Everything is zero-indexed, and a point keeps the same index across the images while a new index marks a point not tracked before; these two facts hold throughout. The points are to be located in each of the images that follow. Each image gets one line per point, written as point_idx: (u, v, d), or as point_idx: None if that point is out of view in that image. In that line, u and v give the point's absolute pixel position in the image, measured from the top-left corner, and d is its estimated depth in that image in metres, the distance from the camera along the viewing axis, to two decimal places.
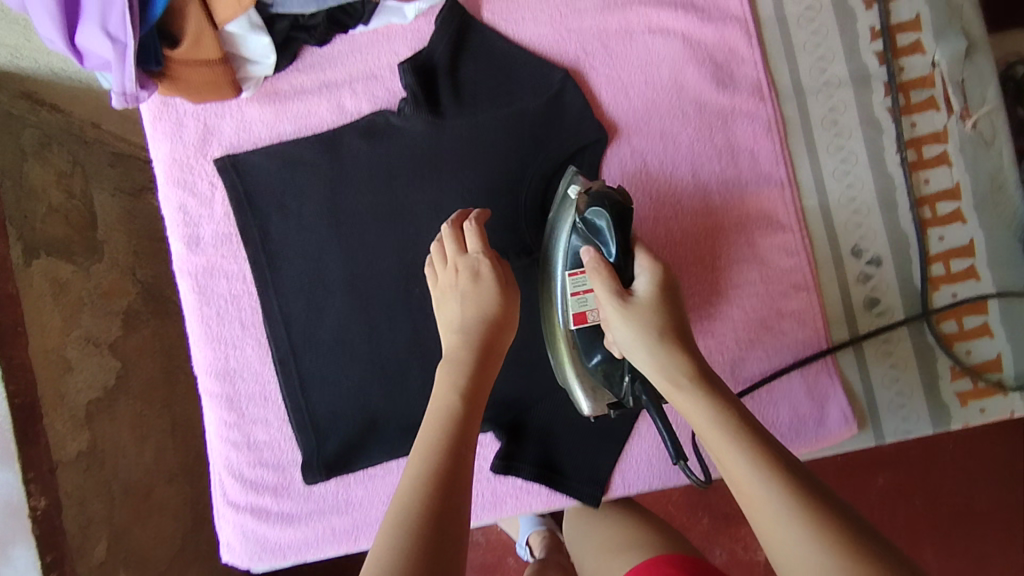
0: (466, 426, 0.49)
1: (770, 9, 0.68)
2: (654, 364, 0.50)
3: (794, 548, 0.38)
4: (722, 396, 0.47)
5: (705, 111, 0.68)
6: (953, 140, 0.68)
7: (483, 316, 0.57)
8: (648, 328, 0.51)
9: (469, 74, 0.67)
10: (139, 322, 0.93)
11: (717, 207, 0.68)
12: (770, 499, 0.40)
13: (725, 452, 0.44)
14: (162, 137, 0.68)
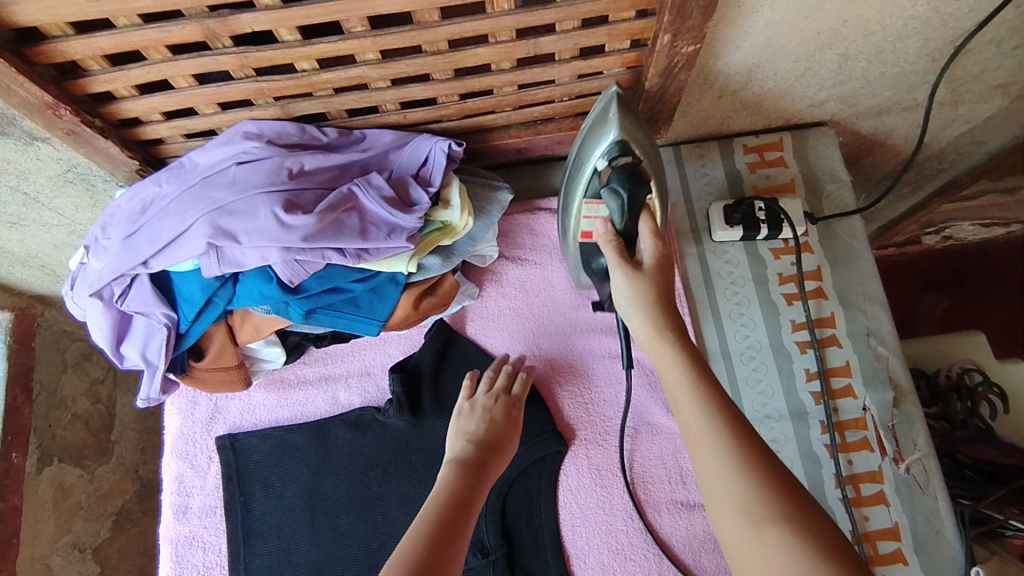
0: (462, 503, 0.58)
1: (715, 345, 0.78)
2: (643, 318, 0.55)
3: (726, 482, 0.44)
4: (693, 352, 0.52)
5: (658, 432, 0.74)
6: (888, 481, 0.71)
7: (484, 437, 0.68)
8: (646, 291, 0.57)
9: (448, 381, 0.77)
10: (129, 521, 1.24)
11: (665, 525, 0.71)
12: (726, 473, 0.44)
13: (696, 429, 0.47)
14: (176, 412, 0.77)
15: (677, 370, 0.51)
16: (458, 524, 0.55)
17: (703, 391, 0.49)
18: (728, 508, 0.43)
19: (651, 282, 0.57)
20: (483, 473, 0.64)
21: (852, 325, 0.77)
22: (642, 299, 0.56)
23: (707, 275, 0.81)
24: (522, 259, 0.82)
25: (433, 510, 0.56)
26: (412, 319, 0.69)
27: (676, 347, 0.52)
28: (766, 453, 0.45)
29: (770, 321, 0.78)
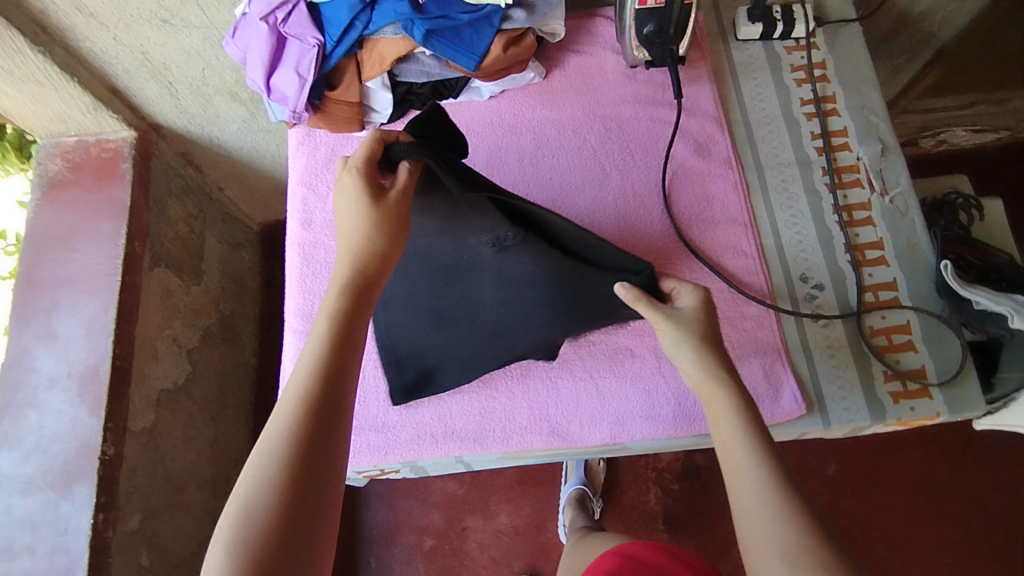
0: (341, 349, 0.58)
1: (739, 114, 0.96)
2: (696, 370, 0.66)
3: (759, 516, 0.55)
4: (749, 414, 0.62)
5: (691, 172, 0.92)
6: (875, 209, 0.89)
7: (362, 238, 0.64)
8: (691, 332, 0.67)
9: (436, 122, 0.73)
10: (213, 342, 1.53)
11: (694, 237, 0.89)
12: (757, 509, 0.56)
13: (741, 471, 0.59)
14: (301, 154, 0.96)
15: (731, 430, 0.61)
16: (335, 387, 0.57)
17: (755, 450, 0.59)
18: (759, 537, 0.55)
19: (701, 332, 0.67)
20: (369, 296, 0.63)
21: (850, 102, 0.95)
22: (696, 346, 0.66)
23: (732, 65, 0.98)
24: (581, 51, 0.99)
25: (309, 375, 0.56)
26: (501, 62, 0.88)
27: (742, 418, 0.62)
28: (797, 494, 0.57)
29: (783, 98, 0.96)
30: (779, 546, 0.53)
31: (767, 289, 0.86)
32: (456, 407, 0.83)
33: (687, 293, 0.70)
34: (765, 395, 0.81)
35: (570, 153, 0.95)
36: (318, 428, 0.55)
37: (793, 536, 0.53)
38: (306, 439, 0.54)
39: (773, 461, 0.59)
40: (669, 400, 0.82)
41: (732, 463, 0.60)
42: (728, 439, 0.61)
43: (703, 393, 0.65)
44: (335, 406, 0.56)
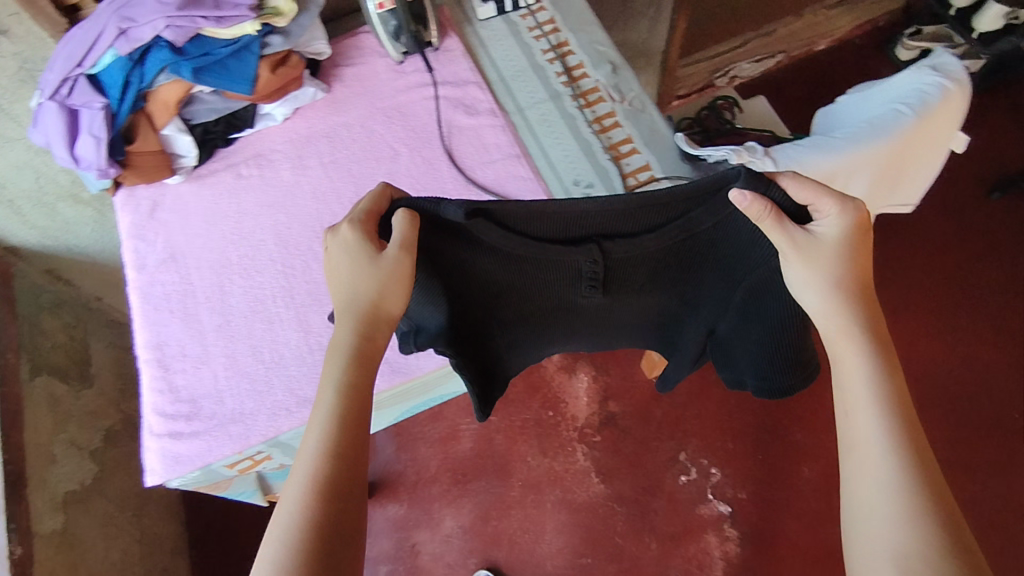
0: (356, 419, 0.72)
1: (494, 75, 1.12)
2: (825, 305, 0.76)
3: (888, 475, 0.69)
4: (891, 388, 0.74)
5: (462, 129, 1.07)
6: (619, 113, 1.05)
7: (378, 304, 0.75)
8: (830, 276, 0.76)
9: (493, 215, 0.72)
10: (119, 441, 1.54)
11: (478, 177, 1.02)
12: (891, 472, 0.70)
13: (871, 440, 0.72)
14: (125, 211, 1.06)
15: (873, 406, 0.73)
16: (351, 449, 0.70)
17: (886, 425, 0.72)
18: (886, 497, 0.69)
19: (839, 266, 0.76)
20: (369, 364, 0.75)
21: (580, 41, 1.13)
22: (824, 292, 0.76)
23: (480, 41, 1.16)
24: (354, 63, 1.15)
25: (328, 446, 0.70)
26: (274, 84, 1.03)
27: (884, 403, 0.73)
28: (928, 469, 0.70)
29: (527, 53, 1.13)
30: (891, 494, 0.69)
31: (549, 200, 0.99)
32: (302, 379, 0.91)
33: (832, 216, 0.76)
34: None
35: (361, 144, 1.08)
36: (343, 485, 0.69)
37: (908, 487, 0.68)
38: (326, 515, 0.67)
39: (898, 414, 0.73)
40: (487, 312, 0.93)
41: (855, 407, 0.74)
42: (857, 383, 0.75)
43: (836, 332, 0.77)
44: (343, 484, 0.69)
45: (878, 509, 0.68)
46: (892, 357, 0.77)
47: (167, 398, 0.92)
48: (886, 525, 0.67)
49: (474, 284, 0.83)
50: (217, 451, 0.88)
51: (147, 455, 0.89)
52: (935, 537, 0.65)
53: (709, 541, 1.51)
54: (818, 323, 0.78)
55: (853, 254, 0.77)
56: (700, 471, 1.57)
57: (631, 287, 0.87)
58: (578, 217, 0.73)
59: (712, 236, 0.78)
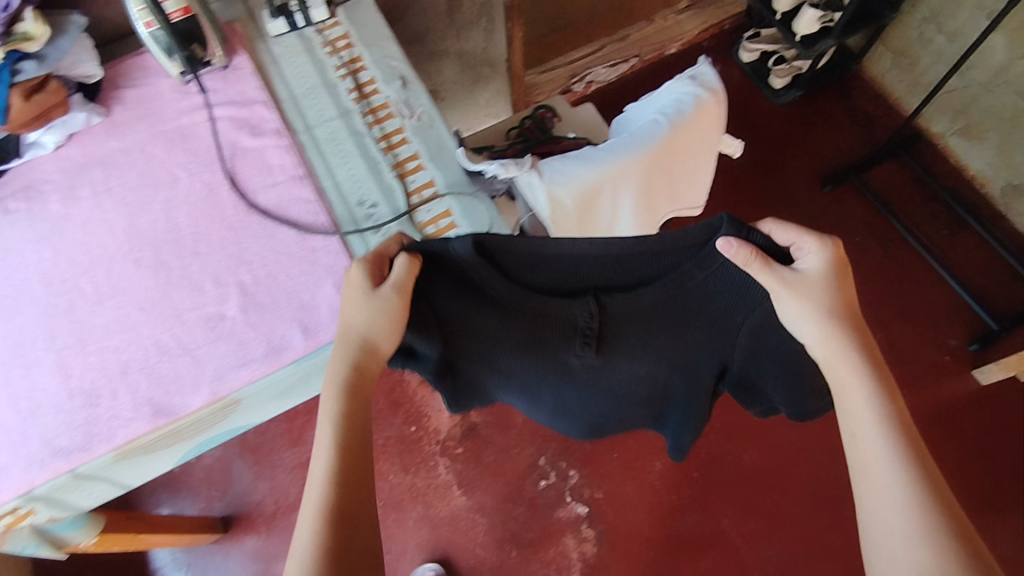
0: (351, 459, 0.77)
1: (284, 93, 1.09)
2: (824, 339, 0.78)
3: (891, 493, 0.71)
4: (899, 409, 0.76)
5: (246, 150, 1.03)
6: (407, 130, 1.04)
7: (377, 344, 0.80)
8: (827, 308, 0.79)
9: (497, 262, 0.79)
10: None
11: (259, 201, 0.99)
12: (898, 491, 0.71)
13: (876, 457, 0.74)
14: None
15: (874, 420, 0.75)
16: (356, 483, 0.76)
17: (888, 443, 0.73)
18: (896, 518, 0.70)
19: (827, 298, 0.79)
20: (354, 395, 0.80)
21: (374, 56, 1.12)
22: (823, 328, 0.78)
23: (272, 57, 1.13)
24: (137, 84, 1.09)
25: (332, 482, 0.75)
26: (33, 111, 0.97)
27: (893, 419, 0.75)
28: (939, 489, 0.71)
29: (319, 70, 1.11)
30: (902, 513, 0.70)
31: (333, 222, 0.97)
32: (60, 426, 0.86)
33: (812, 254, 0.80)
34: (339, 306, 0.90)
35: (140, 171, 1.03)
36: (353, 517, 0.74)
37: (927, 510, 0.69)
38: (337, 539, 0.72)
39: (903, 435, 0.74)
40: (260, 342, 0.89)
41: (864, 433, 0.75)
42: (862, 410, 0.76)
43: (834, 360, 0.78)
44: (348, 514, 0.74)
45: (898, 531, 0.69)
46: (890, 380, 0.79)
47: None
48: (907, 546, 0.68)
49: (469, 331, 0.87)
50: None
51: None
52: (950, 557, 0.66)
53: (567, 543, 1.53)
54: (816, 354, 0.80)
55: (836, 288, 0.81)
56: (559, 474, 1.58)
57: (623, 346, 0.91)
58: (580, 259, 0.79)
59: (698, 291, 0.81)
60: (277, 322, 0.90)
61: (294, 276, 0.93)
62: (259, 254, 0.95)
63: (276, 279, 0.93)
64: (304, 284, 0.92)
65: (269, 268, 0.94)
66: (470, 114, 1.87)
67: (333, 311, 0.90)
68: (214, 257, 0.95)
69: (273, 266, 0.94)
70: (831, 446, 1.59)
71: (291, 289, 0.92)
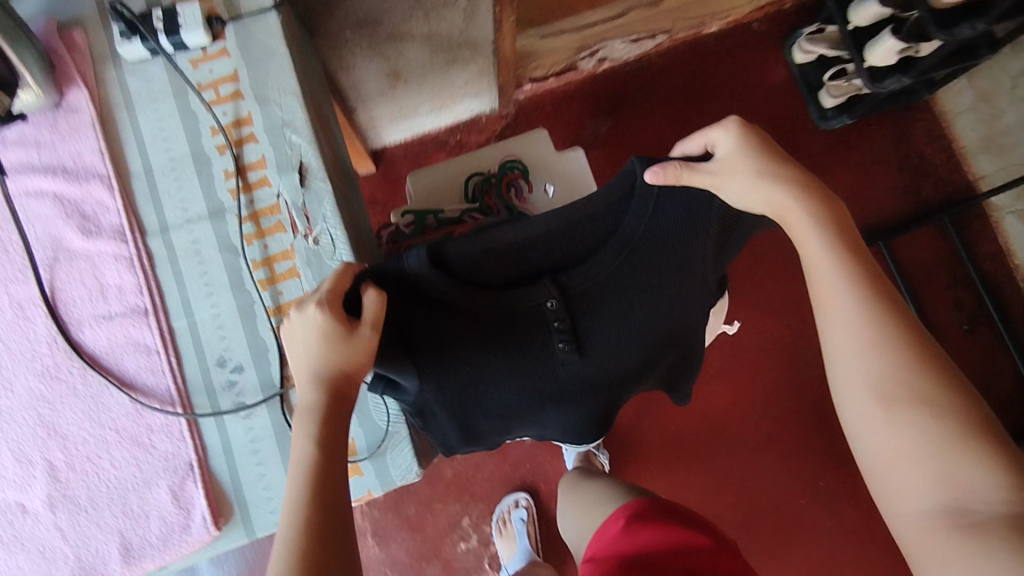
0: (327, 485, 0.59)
1: (137, 163, 0.77)
2: (763, 199, 0.63)
3: (856, 330, 0.60)
4: (843, 239, 0.64)
5: (74, 255, 0.75)
6: (299, 256, 0.76)
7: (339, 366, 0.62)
8: (765, 181, 0.63)
9: (453, 254, 0.56)
10: None
11: (85, 344, 0.73)
12: (858, 329, 0.60)
13: (833, 305, 0.62)
14: None
15: (820, 248, 0.63)
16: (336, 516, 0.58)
17: (849, 277, 0.62)
18: (869, 369, 0.59)
19: (753, 159, 0.63)
20: (340, 415, 0.63)
21: (268, 120, 0.78)
22: (767, 194, 0.63)
23: (126, 98, 0.79)
24: None
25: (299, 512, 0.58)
26: None
27: (837, 240, 0.64)
28: (909, 324, 0.60)
29: (189, 129, 0.78)
30: (870, 349, 0.59)
31: (182, 388, 0.73)
32: None
33: (723, 137, 0.65)
34: (174, 523, 0.70)
35: None
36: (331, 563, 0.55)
37: (886, 339, 0.59)
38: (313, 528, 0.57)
39: (855, 262, 0.63)
40: (69, 555, 0.70)
41: (815, 268, 0.64)
42: (810, 248, 0.64)
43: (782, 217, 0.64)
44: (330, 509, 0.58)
45: (846, 355, 0.61)
46: (832, 203, 0.66)
47: None
48: (863, 376, 0.59)
49: (441, 351, 0.64)
50: None
51: None
52: (925, 381, 0.57)
53: None
54: (767, 214, 0.64)
55: (764, 152, 0.65)
56: (481, 539, 1.48)
57: (608, 329, 0.68)
58: (531, 240, 0.57)
59: (650, 235, 0.60)
60: (93, 530, 0.70)
61: (121, 467, 0.71)
62: (77, 425, 0.72)
63: (97, 467, 0.71)
64: (134, 478, 0.71)
65: (90, 449, 0.71)
66: (441, 94, 1.48)
67: (166, 529, 0.70)
68: (18, 419, 0.72)
69: (97, 448, 0.71)
70: (768, 556, 1.46)
71: (114, 487, 0.71)
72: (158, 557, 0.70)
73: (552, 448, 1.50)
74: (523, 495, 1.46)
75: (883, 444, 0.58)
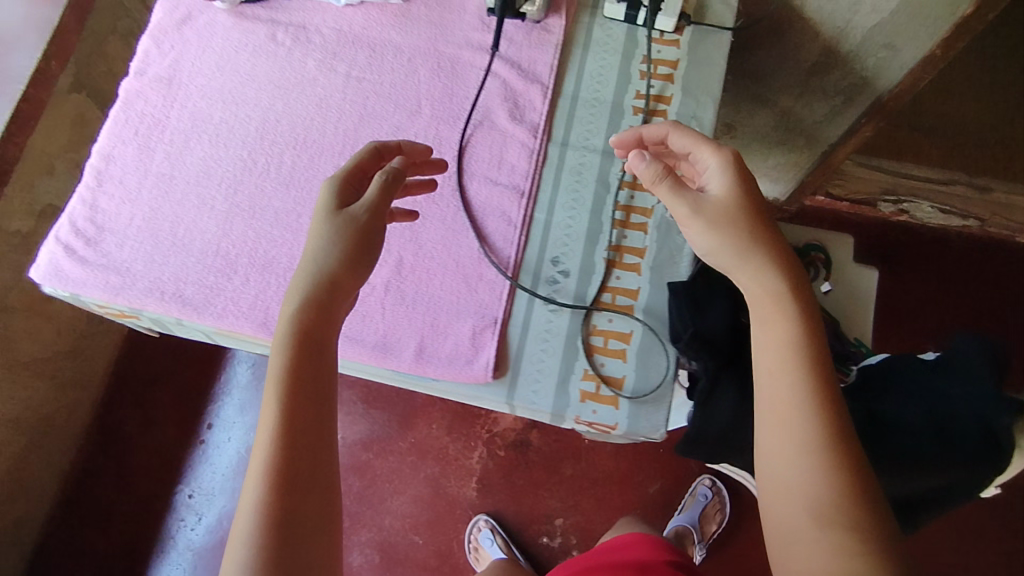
0: (307, 390, 0.67)
1: (570, 89, 0.94)
2: (711, 234, 0.74)
3: (799, 430, 0.68)
4: (806, 334, 0.71)
5: (495, 128, 0.91)
6: (654, 218, 0.88)
7: (329, 267, 0.70)
8: (715, 223, 0.74)
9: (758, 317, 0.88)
10: None
11: (469, 192, 0.88)
12: (797, 428, 0.68)
13: (786, 403, 0.69)
14: (159, 7, 0.98)
15: (790, 339, 0.71)
16: (306, 423, 0.66)
17: (797, 379, 0.70)
18: (795, 470, 0.67)
19: (724, 204, 0.75)
20: (322, 327, 0.69)
21: (683, 108, 0.92)
22: (707, 226, 0.74)
23: (587, 38, 0.96)
24: None
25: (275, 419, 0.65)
26: None
27: (796, 331, 0.71)
28: (835, 431, 0.68)
29: (620, 84, 0.93)
30: (802, 451, 0.67)
31: (517, 263, 0.86)
32: (192, 274, 0.87)
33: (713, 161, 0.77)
34: (463, 353, 0.82)
35: (396, 80, 0.94)
36: (297, 464, 0.64)
37: (818, 443, 0.67)
38: (290, 455, 0.64)
39: (810, 370, 0.70)
40: (377, 330, 0.83)
41: (777, 373, 0.71)
42: (779, 338, 0.71)
43: (766, 311, 0.73)
44: (309, 444, 0.65)
45: (784, 447, 0.68)
46: (807, 303, 0.73)
47: (78, 217, 0.89)
48: (784, 467, 0.68)
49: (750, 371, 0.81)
50: (89, 290, 0.86)
51: (41, 250, 0.89)
52: (832, 490, 0.65)
53: None
54: (750, 294, 0.75)
55: (748, 194, 0.75)
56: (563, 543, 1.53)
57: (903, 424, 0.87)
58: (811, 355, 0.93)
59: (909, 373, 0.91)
60: (403, 323, 0.83)
61: (447, 291, 0.85)
62: (434, 244, 0.86)
63: (430, 282, 0.85)
64: (450, 304, 0.84)
65: (430, 265, 0.86)
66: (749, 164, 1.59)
67: (456, 355, 0.82)
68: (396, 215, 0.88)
69: (436, 270, 0.85)
70: None
71: (434, 301, 0.84)
72: (439, 372, 0.82)
73: (667, 509, 1.54)
74: (484, 516, 1.53)
75: (788, 521, 0.66)
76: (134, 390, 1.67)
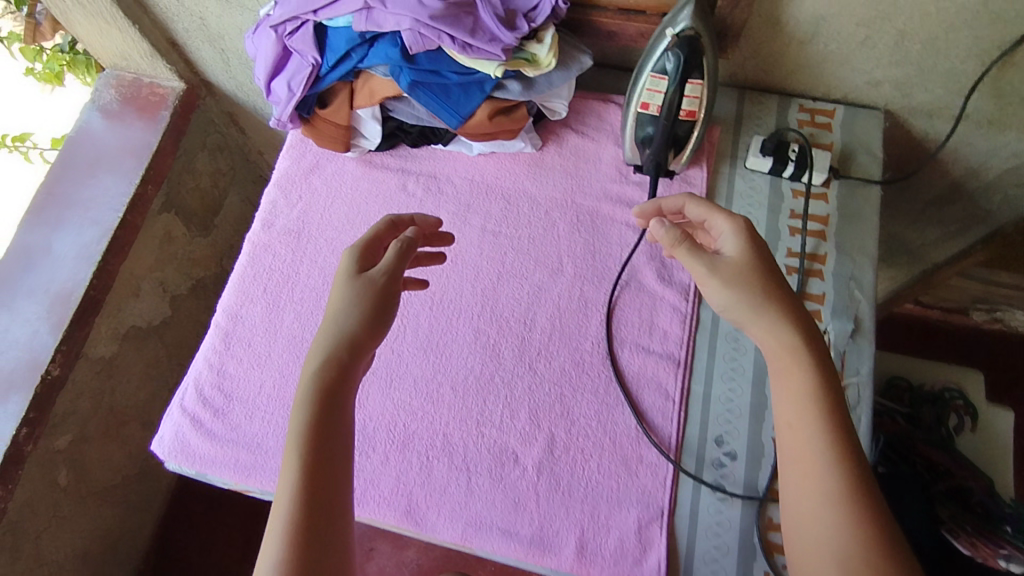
0: (323, 454, 0.56)
1: None
2: (729, 292, 0.65)
3: (824, 493, 0.57)
4: (829, 388, 0.61)
5: (643, 289, 0.87)
6: None
7: (349, 329, 0.61)
8: (733, 283, 0.65)
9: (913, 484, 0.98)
10: (201, 293, 1.55)
11: (620, 360, 0.83)
12: (824, 491, 0.58)
13: (811, 460, 0.59)
14: (287, 158, 0.98)
15: (806, 389, 0.61)
16: (326, 488, 0.55)
17: (824, 429, 0.59)
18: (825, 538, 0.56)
19: (745, 260, 0.66)
20: (343, 383, 0.59)
21: (841, 267, 0.87)
22: (725, 286, 0.65)
23: (729, 191, 0.93)
24: (585, 133, 0.96)
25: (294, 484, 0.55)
26: (484, 130, 0.87)
27: (815, 379, 0.62)
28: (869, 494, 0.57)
29: (770, 241, 0.89)
30: (838, 517, 0.56)
31: (677, 443, 0.79)
32: None
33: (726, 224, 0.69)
34: (629, 551, 0.74)
35: (533, 235, 0.91)
36: (321, 534, 0.54)
37: (844, 498, 0.57)
38: (309, 526, 0.54)
39: (836, 422, 0.60)
40: (532, 521, 0.76)
41: (798, 429, 0.61)
42: (797, 391, 0.62)
43: (782, 361, 0.63)
44: (332, 511, 0.55)
45: (809, 513, 0.58)
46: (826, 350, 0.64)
47: (206, 384, 0.85)
48: (812, 538, 0.57)
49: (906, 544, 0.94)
50: (217, 468, 0.81)
51: (166, 418, 0.85)
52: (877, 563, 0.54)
53: None
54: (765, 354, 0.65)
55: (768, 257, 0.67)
56: None
57: None
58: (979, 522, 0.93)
59: None
60: (559, 513, 0.76)
61: (604, 476, 0.77)
62: (587, 420, 0.80)
63: (585, 463, 0.78)
64: (609, 491, 0.77)
65: (582, 442, 0.79)
66: None
67: (621, 552, 0.74)
68: (544, 387, 0.82)
69: (592, 451, 0.79)
70: None
71: (592, 487, 0.77)
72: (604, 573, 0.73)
73: None
74: None
75: None
76: (193, 509, 1.58)
